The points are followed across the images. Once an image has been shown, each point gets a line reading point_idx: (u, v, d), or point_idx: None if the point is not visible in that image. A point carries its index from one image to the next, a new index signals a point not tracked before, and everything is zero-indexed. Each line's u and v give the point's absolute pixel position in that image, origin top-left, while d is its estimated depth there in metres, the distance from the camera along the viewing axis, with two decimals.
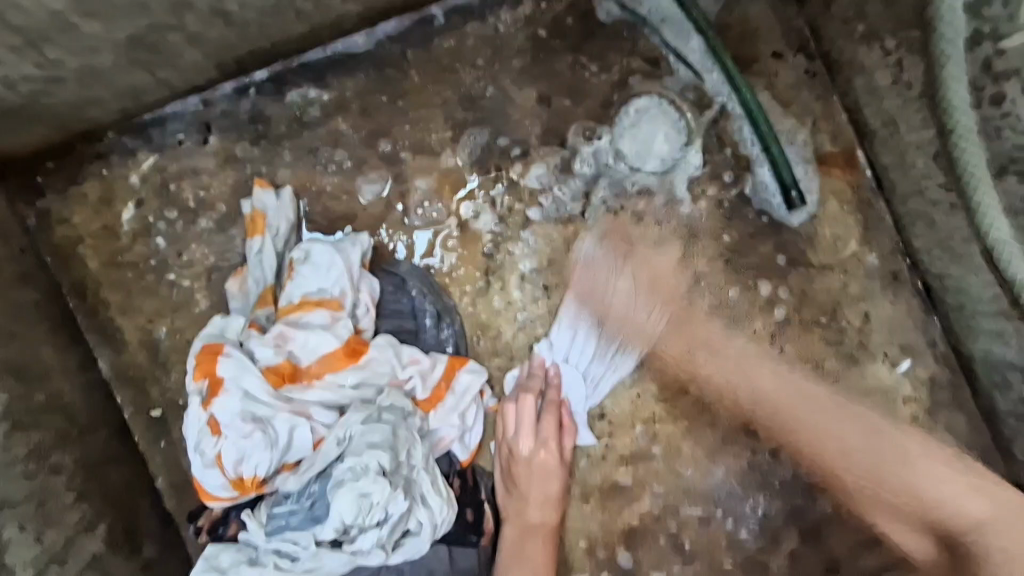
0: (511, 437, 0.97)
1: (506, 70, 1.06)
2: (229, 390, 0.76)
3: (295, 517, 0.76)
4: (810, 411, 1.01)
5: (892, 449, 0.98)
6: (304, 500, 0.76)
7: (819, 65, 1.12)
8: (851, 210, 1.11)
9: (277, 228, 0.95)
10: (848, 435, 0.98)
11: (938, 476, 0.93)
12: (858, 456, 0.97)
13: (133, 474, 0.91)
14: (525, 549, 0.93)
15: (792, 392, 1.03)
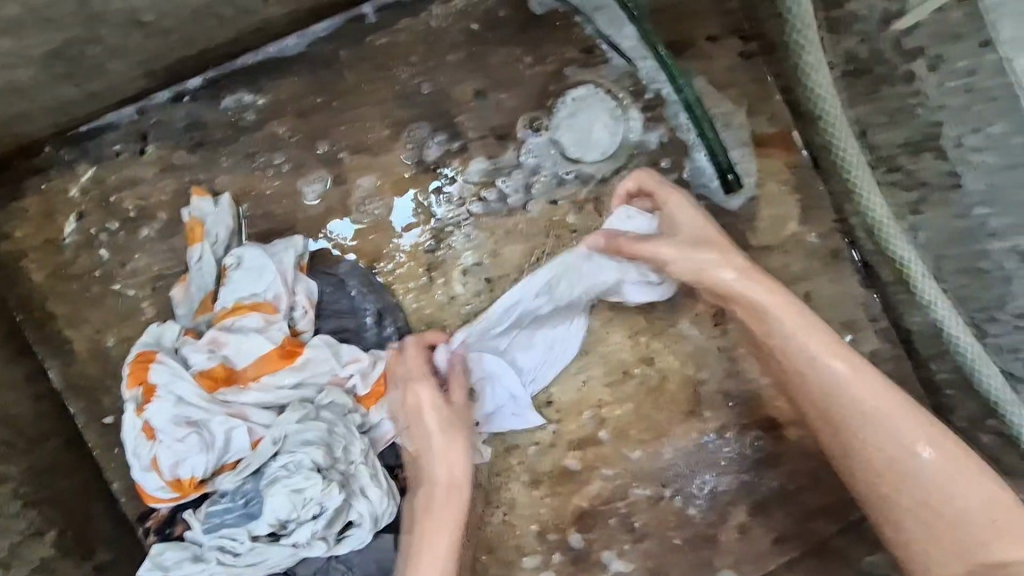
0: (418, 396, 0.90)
1: (440, 66, 1.07)
2: (163, 396, 0.79)
3: (231, 515, 0.78)
4: (882, 409, 0.88)
5: (948, 459, 0.85)
6: (239, 498, 0.79)
7: (753, 46, 1.13)
8: (790, 190, 1.13)
9: (216, 235, 0.97)
10: (899, 429, 0.87)
11: (975, 494, 0.82)
12: (915, 456, 0.85)
13: (85, 481, 0.93)
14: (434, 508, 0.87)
15: (869, 380, 0.89)
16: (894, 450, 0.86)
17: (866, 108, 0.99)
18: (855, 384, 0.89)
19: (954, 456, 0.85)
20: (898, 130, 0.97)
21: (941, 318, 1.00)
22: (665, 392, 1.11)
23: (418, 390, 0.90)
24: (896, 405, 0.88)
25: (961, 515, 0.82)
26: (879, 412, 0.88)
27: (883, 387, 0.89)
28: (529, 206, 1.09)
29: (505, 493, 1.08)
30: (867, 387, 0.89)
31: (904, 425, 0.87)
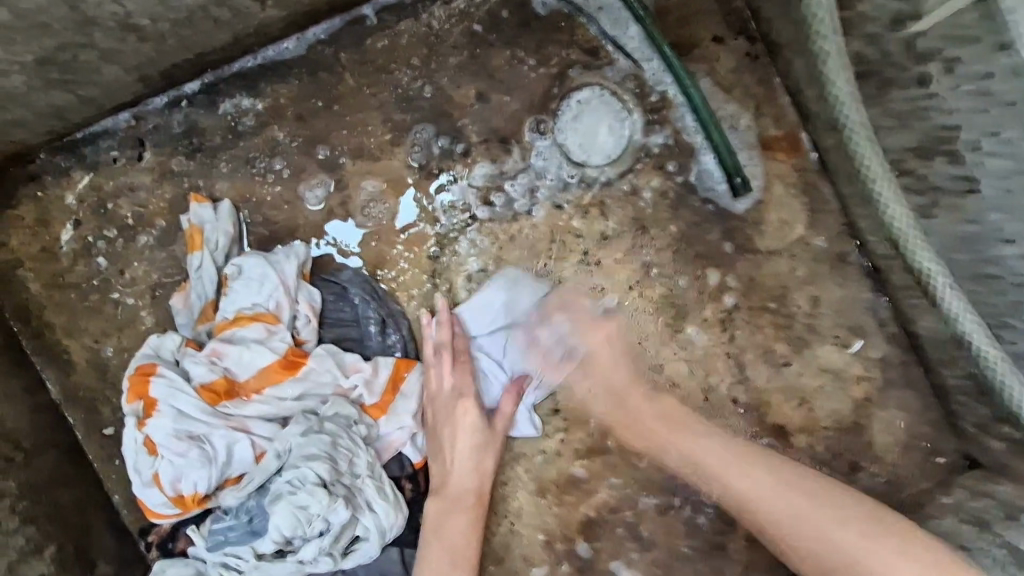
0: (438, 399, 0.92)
1: (442, 69, 1.05)
2: (163, 410, 0.77)
3: (235, 532, 0.76)
4: (754, 480, 0.92)
5: (831, 514, 0.86)
6: (243, 514, 0.77)
7: (761, 46, 1.11)
8: (798, 193, 1.12)
9: (216, 242, 0.95)
10: (793, 489, 0.90)
11: (864, 544, 0.83)
12: (811, 517, 0.87)
13: (86, 493, 0.92)
14: (446, 524, 0.89)
15: (731, 450, 0.96)
16: (785, 511, 0.89)
17: (874, 110, 0.92)
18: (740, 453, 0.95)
19: (838, 507, 0.87)
20: (909, 134, 0.89)
21: (967, 333, 0.88)
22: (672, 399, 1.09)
23: (448, 400, 0.92)
24: (785, 471, 0.92)
25: (853, 556, 0.83)
26: (757, 475, 0.93)
27: (747, 457, 0.95)
28: (535, 210, 1.07)
29: (512, 502, 1.06)
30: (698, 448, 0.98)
31: (781, 486, 0.91)
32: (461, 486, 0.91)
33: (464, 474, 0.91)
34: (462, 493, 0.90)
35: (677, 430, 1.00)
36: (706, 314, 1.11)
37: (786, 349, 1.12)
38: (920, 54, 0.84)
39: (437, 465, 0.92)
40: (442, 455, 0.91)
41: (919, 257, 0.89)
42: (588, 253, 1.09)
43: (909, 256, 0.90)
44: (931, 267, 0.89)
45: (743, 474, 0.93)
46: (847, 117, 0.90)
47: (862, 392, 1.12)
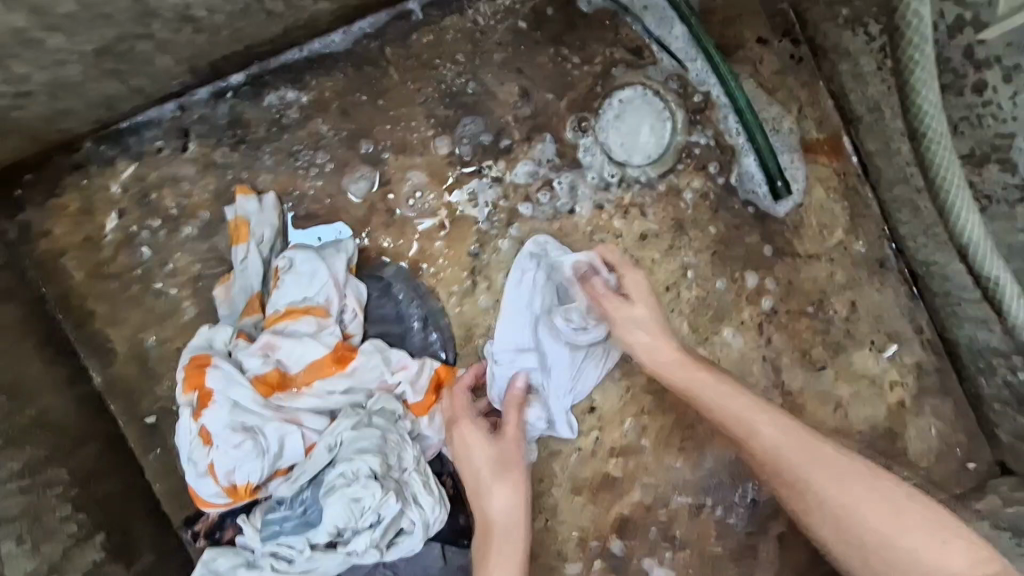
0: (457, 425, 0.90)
1: (486, 64, 1.04)
2: (219, 402, 0.77)
3: (288, 523, 0.77)
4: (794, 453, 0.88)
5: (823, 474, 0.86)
6: (297, 506, 0.77)
7: (805, 49, 1.10)
8: (838, 198, 1.11)
9: (261, 234, 0.95)
10: (824, 481, 0.85)
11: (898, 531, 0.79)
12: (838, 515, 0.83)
13: (129, 482, 0.92)
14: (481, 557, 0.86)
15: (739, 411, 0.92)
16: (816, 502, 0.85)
17: None
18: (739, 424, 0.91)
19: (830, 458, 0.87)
20: (962, 141, 0.88)
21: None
22: None
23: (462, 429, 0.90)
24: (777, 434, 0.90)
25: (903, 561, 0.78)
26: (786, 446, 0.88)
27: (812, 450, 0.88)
28: (578, 208, 1.07)
29: (547, 500, 1.07)
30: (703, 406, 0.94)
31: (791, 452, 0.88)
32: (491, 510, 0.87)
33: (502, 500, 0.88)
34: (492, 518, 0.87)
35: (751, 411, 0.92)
36: (743, 316, 1.11)
37: (822, 353, 1.12)
38: (979, 62, 0.84)
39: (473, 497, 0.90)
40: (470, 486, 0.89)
41: (987, 264, 0.88)
42: (628, 253, 1.09)
43: (978, 266, 0.88)
44: (998, 274, 0.87)
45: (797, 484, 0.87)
46: (929, 126, 0.85)
47: (897, 397, 1.12)
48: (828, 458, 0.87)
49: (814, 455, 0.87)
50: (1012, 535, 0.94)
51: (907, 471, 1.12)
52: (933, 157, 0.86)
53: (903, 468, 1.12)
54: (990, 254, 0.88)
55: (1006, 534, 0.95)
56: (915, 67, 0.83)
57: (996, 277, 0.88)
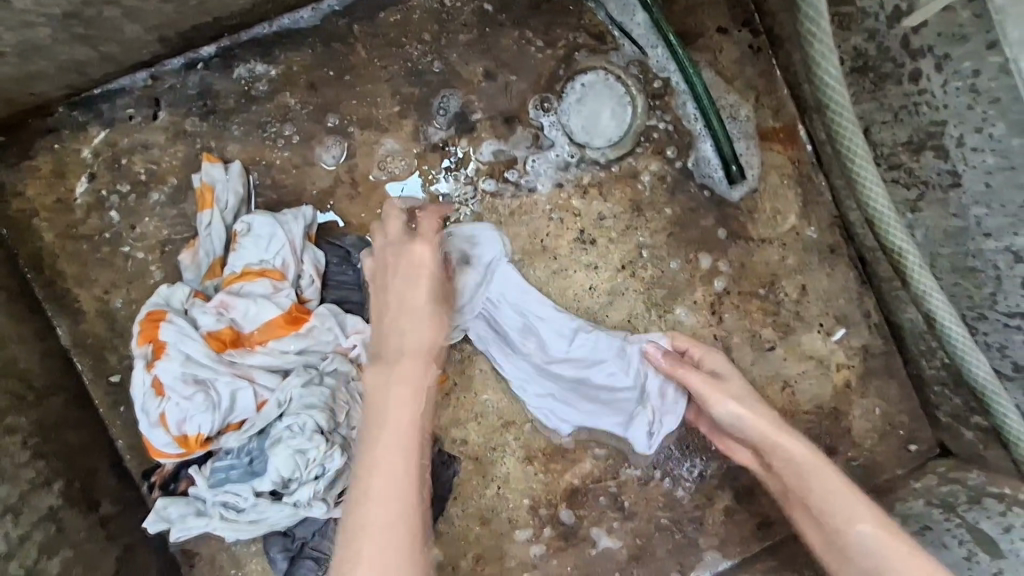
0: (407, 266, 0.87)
1: (452, 45, 1.08)
2: (172, 354, 0.79)
3: (235, 471, 0.80)
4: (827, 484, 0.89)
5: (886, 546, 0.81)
6: (244, 455, 0.81)
7: (763, 40, 1.14)
8: (791, 184, 1.16)
9: (226, 202, 0.98)
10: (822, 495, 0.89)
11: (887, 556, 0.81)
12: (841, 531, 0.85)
13: (91, 435, 0.95)
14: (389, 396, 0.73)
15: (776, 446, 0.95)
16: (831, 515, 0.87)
17: (871, 103, 0.97)
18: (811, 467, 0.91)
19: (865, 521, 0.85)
20: (903, 128, 0.94)
21: (936, 311, 0.94)
22: None
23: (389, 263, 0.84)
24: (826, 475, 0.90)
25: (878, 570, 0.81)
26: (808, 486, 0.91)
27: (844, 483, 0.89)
28: (540, 186, 1.11)
29: (501, 467, 1.10)
30: (793, 474, 0.93)
31: (856, 513, 0.86)
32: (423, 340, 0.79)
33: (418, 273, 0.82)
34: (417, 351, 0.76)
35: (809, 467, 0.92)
36: (696, 296, 1.14)
37: (772, 334, 1.16)
38: (914, 51, 0.88)
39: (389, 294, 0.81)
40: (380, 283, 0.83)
41: (893, 235, 0.95)
42: (586, 232, 1.12)
43: (884, 238, 0.96)
44: (904, 245, 0.95)
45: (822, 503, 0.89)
46: (831, 98, 0.93)
47: (842, 379, 1.17)
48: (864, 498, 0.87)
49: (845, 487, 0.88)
50: (943, 510, 0.99)
51: (851, 450, 1.16)
52: (841, 133, 0.95)
53: (847, 447, 1.16)
54: (894, 224, 0.95)
55: (938, 510, 1.00)
56: (813, 42, 0.90)
57: (903, 249, 0.95)
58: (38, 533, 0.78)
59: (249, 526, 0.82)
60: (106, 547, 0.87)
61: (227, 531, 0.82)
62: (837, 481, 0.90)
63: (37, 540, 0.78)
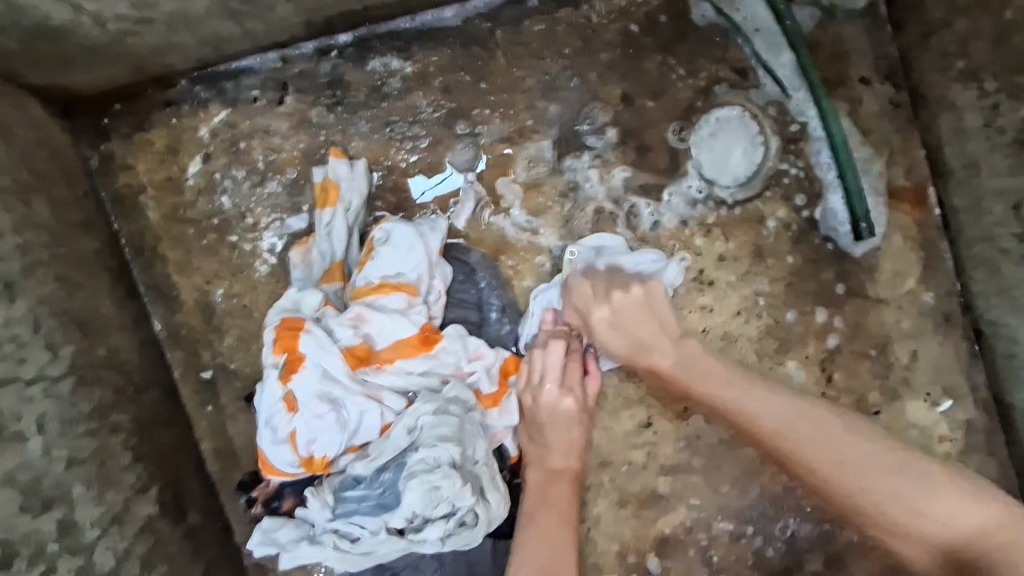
0: (536, 383, 0.92)
1: (593, 63, 1.03)
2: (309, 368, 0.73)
3: (365, 503, 0.74)
4: (835, 463, 0.84)
5: (933, 497, 0.79)
6: (375, 485, 0.74)
7: (904, 95, 1.10)
8: (915, 246, 1.12)
9: (350, 201, 0.92)
10: (852, 458, 0.84)
11: (926, 492, 0.80)
12: (895, 497, 0.81)
13: (181, 435, 0.89)
14: (548, 494, 0.91)
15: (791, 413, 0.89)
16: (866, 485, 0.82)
17: None
18: (803, 409, 0.88)
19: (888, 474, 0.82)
20: None
21: None
22: None
23: (553, 406, 0.91)
24: (834, 428, 0.86)
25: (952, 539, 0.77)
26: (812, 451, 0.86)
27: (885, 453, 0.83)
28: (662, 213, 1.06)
29: (591, 509, 1.06)
30: (837, 469, 0.84)
31: (869, 451, 0.84)
32: (561, 475, 0.92)
33: (557, 452, 0.92)
34: (563, 478, 0.92)
35: (842, 443, 0.85)
36: (808, 351, 1.10)
37: (878, 398, 1.12)
38: None
39: (530, 438, 0.93)
40: (539, 439, 0.92)
41: None
42: (703, 272, 1.08)
43: None
44: None
45: (865, 491, 0.82)
46: None
47: (943, 452, 1.12)
48: (898, 451, 0.83)
49: (881, 457, 0.83)
50: None
51: None
52: None
53: None
54: None
55: None
56: None
57: None
58: (137, 547, 0.71)
59: (362, 560, 0.75)
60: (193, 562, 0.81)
61: (337, 562, 0.76)
62: (875, 445, 0.85)
63: (137, 554, 0.71)
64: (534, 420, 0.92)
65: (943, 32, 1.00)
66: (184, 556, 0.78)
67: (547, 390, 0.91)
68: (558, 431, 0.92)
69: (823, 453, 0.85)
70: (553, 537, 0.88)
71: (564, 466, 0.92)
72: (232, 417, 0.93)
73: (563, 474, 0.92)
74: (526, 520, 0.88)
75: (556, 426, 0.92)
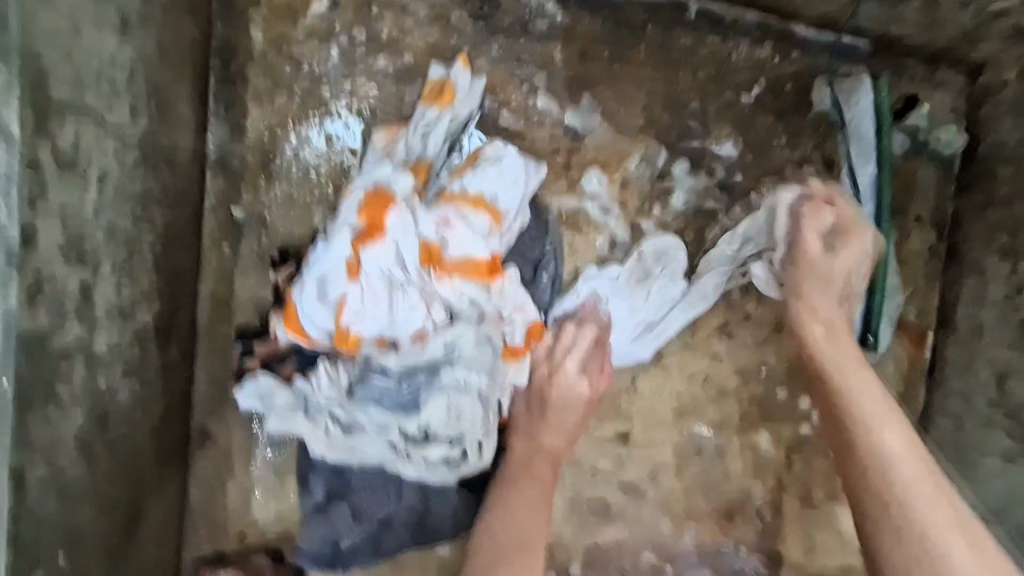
0: (558, 359, 0.94)
1: (716, 96, 1.07)
2: (388, 244, 0.69)
3: (386, 396, 0.73)
4: (875, 412, 0.91)
5: (939, 505, 0.81)
6: (402, 385, 0.74)
7: (942, 247, 1.20)
8: (898, 379, 1.21)
9: (458, 112, 0.89)
10: (878, 413, 0.91)
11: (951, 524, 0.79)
12: (890, 444, 0.87)
13: (191, 260, 0.82)
14: (529, 468, 0.91)
15: (880, 406, 0.92)
16: (883, 431, 0.88)
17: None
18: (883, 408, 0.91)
19: (943, 495, 0.82)
20: None
21: None
22: (717, 488, 1.12)
23: (562, 387, 0.94)
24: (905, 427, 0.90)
25: (911, 498, 0.81)
26: (880, 426, 0.89)
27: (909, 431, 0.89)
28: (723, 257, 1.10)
29: None
30: (882, 424, 0.90)
31: (922, 477, 0.84)
32: (546, 453, 0.93)
33: (549, 430, 0.94)
34: (546, 458, 0.92)
35: (877, 402, 0.92)
36: (781, 432, 1.14)
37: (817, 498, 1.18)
38: None
39: (527, 410, 0.94)
40: (537, 413, 0.93)
41: None
42: (726, 325, 1.11)
43: None
44: None
45: (863, 425, 0.90)
46: None
47: None
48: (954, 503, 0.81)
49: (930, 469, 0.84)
50: None
51: None
52: None
53: None
54: None
55: None
56: None
57: None
58: (126, 349, 0.64)
59: (347, 450, 0.75)
60: (155, 391, 0.74)
61: (320, 443, 0.75)
62: (904, 435, 0.88)
63: (123, 357, 0.64)
64: (543, 395, 0.93)
65: (1000, 210, 1.10)
66: (151, 377, 0.72)
67: (567, 368, 0.94)
68: (560, 410, 0.94)
69: (867, 399, 0.93)
70: (525, 510, 0.88)
71: (555, 445, 0.94)
72: (244, 268, 0.88)
73: (543, 456, 0.92)
74: (501, 486, 0.90)
75: (557, 407, 0.94)
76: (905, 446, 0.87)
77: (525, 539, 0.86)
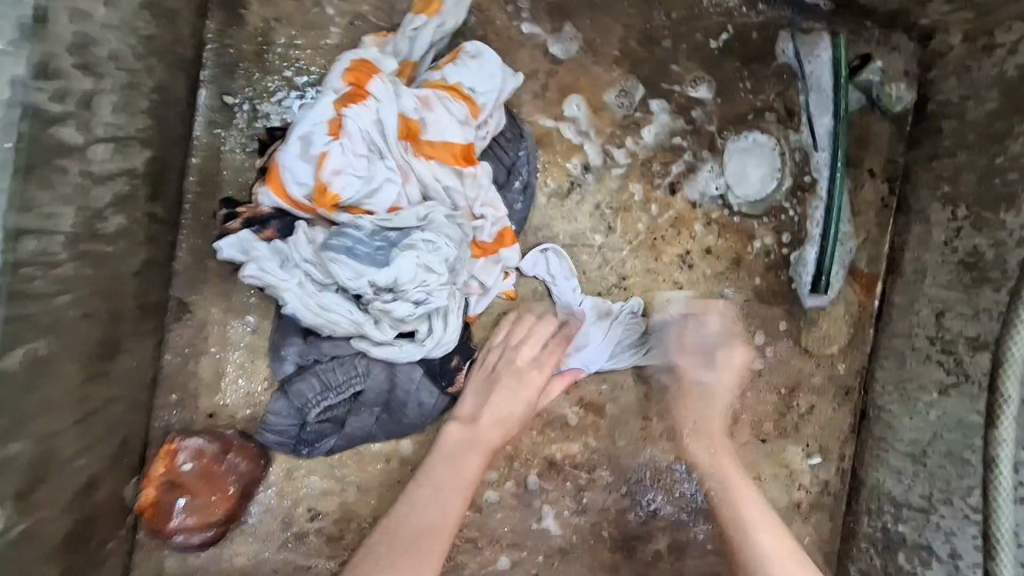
0: (513, 346, 1.01)
1: (687, 37, 1.15)
2: (370, 107, 0.79)
3: (358, 249, 0.79)
4: (756, 499, 1.03)
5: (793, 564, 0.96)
6: (376, 240, 0.80)
7: (894, 200, 1.26)
8: (850, 322, 1.24)
9: (444, 20, 0.93)
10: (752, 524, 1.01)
11: None
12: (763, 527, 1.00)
13: (179, 132, 0.87)
14: (462, 456, 0.94)
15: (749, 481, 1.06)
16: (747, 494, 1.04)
17: (959, 295, 1.10)
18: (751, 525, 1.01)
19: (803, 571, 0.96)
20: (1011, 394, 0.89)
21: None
22: None
23: (507, 373, 0.99)
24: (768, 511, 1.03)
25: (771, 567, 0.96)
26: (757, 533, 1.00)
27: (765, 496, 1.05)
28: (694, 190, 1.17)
29: None
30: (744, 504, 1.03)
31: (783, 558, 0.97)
32: (480, 445, 0.95)
33: (501, 401, 0.98)
34: (481, 447, 0.95)
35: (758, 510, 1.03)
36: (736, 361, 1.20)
37: (768, 430, 1.22)
38: None
39: (475, 389, 0.99)
40: (483, 389, 0.98)
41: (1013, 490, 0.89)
42: (688, 255, 1.17)
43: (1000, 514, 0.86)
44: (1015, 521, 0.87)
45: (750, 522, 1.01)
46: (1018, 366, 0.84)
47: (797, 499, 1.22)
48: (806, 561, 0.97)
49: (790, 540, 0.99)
50: None
51: None
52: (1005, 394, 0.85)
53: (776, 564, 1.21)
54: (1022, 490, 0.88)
55: None
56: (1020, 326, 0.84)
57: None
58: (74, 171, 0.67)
59: (316, 309, 0.81)
60: (123, 238, 0.77)
61: (292, 298, 0.81)
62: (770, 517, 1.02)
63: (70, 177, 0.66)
64: (491, 377, 0.99)
65: (945, 160, 1.17)
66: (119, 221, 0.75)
67: (518, 356, 1.00)
68: (515, 363, 1.00)
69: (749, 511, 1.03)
70: (449, 490, 0.92)
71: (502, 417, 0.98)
72: (230, 150, 0.92)
73: (482, 430, 0.96)
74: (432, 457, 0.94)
75: (510, 385, 0.99)
76: (762, 511, 1.02)
77: (444, 517, 0.90)
